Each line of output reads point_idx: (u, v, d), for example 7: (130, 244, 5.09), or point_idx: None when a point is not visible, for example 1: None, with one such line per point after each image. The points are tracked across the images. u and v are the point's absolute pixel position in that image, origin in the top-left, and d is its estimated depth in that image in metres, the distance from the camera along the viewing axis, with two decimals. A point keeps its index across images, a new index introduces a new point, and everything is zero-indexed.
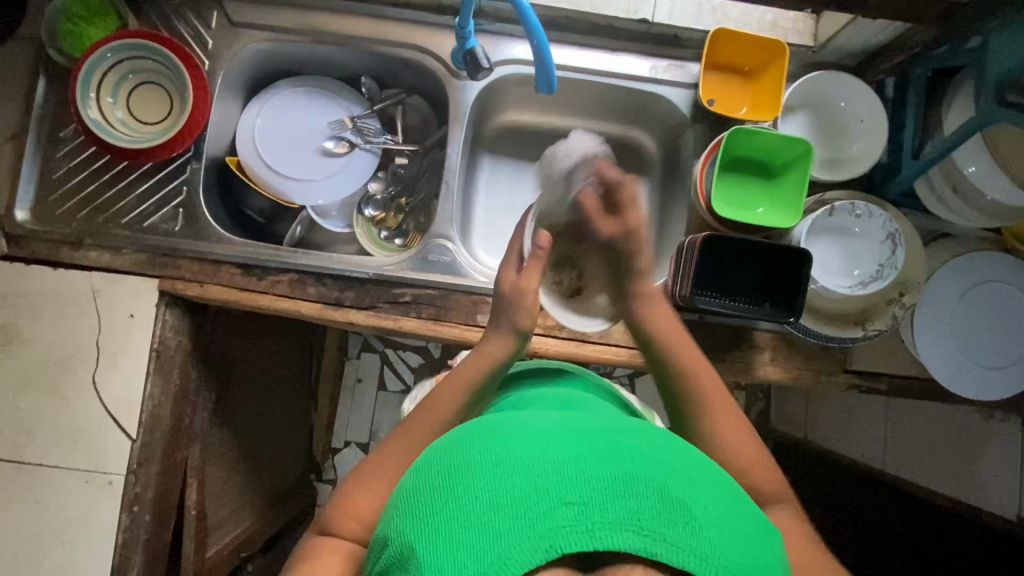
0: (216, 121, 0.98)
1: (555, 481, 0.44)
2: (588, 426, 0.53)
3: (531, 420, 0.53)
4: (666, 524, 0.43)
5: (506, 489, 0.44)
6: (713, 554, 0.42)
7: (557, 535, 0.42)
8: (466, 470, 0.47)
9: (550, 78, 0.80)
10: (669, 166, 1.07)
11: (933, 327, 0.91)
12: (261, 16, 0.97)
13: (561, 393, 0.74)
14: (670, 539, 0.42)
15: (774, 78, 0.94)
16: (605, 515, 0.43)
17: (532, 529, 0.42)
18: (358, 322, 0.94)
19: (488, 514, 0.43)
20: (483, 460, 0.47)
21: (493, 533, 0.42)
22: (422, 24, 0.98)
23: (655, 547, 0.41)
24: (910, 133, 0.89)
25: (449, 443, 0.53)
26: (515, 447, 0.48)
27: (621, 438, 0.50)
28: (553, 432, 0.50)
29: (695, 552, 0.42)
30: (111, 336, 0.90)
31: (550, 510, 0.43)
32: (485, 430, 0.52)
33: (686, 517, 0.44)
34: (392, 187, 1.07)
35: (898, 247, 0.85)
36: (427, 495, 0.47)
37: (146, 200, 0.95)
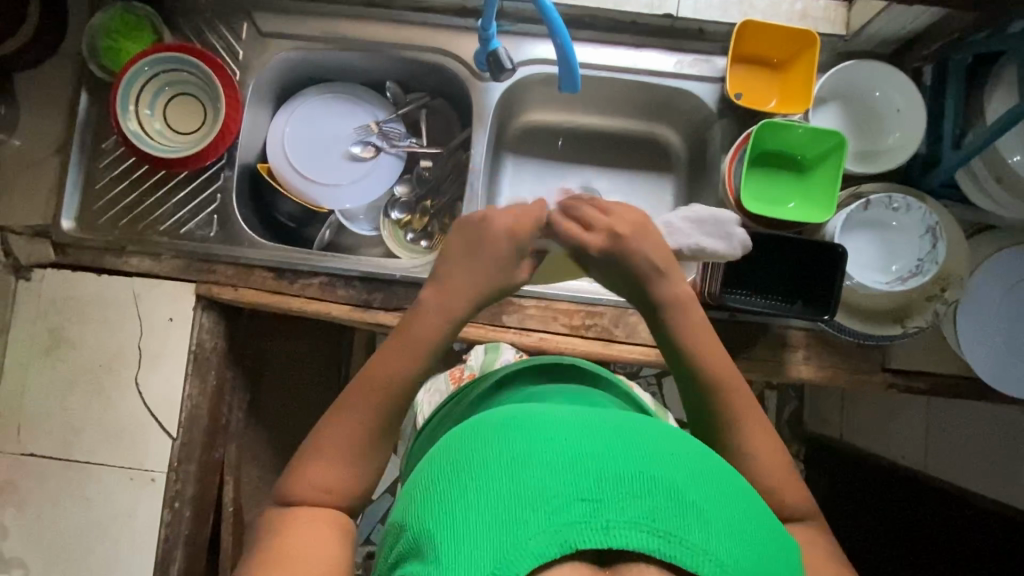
0: (248, 129, 1.01)
1: (569, 476, 0.46)
2: (602, 418, 0.53)
3: (549, 411, 0.54)
4: (680, 526, 0.44)
5: (522, 480, 0.46)
6: (726, 559, 0.43)
7: (572, 531, 0.43)
8: (485, 461, 0.48)
9: (574, 78, 0.79)
10: (695, 162, 1.06)
11: (977, 324, 0.87)
12: (289, 25, 1.00)
13: (571, 388, 0.73)
14: (684, 541, 0.43)
15: (805, 69, 0.91)
16: (620, 513, 0.44)
17: (547, 523, 0.43)
18: (387, 322, 0.94)
19: (502, 505, 0.45)
20: (502, 452, 0.49)
21: (508, 523, 0.44)
22: (444, 27, 0.99)
23: (669, 549, 0.43)
24: (950, 122, 0.86)
25: (467, 430, 0.54)
26: (532, 438, 0.49)
27: (635, 433, 0.51)
28: (567, 422, 0.52)
29: (709, 556, 0.43)
30: (151, 339, 0.94)
31: (565, 505, 0.44)
32: (501, 421, 0.53)
33: (700, 518, 0.45)
34: (417, 190, 1.08)
35: (939, 240, 0.81)
36: (445, 485, 0.48)
37: (182, 208, 0.98)
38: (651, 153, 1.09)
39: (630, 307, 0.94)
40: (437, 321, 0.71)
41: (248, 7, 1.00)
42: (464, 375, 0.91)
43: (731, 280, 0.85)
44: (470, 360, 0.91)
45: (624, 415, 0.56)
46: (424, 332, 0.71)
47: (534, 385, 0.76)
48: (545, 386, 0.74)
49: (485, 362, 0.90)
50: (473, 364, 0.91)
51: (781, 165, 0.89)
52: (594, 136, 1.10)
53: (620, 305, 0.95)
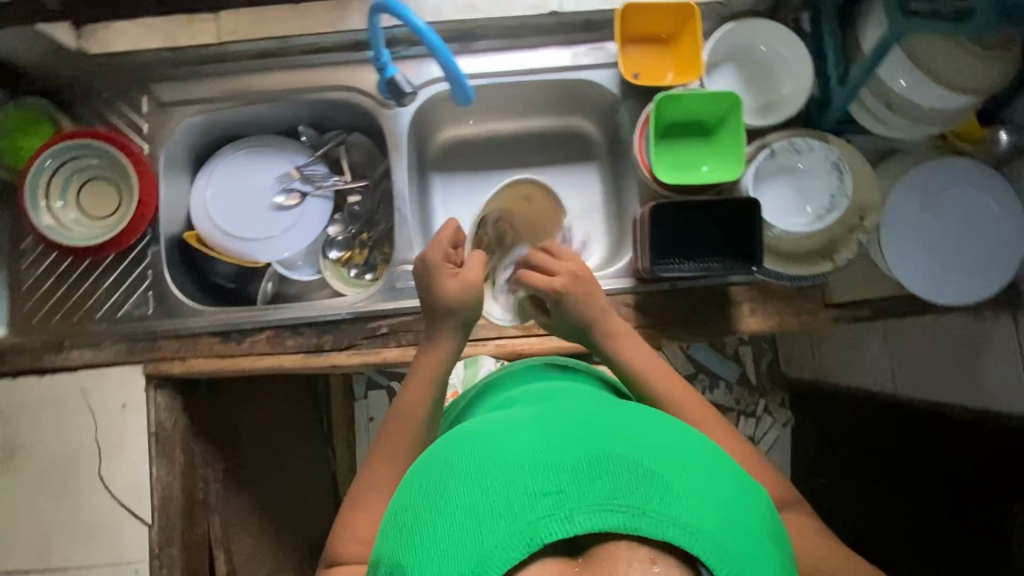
0: (167, 200, 1.00)
1: (529, 473, 0.48)
2: (558, 414, 0.56)
3: (505, 419, 0.56)
4: (642, 499, 0.46)
5: (484, 488, 0.48)
6: (692, 519, 0.45)
7: (537, 527, 0.45)
8: (447, 479, 0.50)
9: (465, 89, 0.79)
10: (613, 144, 1.09)
11: (900, 246, 0.91)
12: (188, 91, 0.99)
13: (538, 386, 0.74)
14: (649, 512, 0.45)
15: (692, 37, 0.94)
16: (582, 499, 0.46)
17: (512, 524, 0.45)
18: (341, 363, 0.92)
19: (468, 517, 0.46)
20: (462, 467, 0.50)
21: (475, 532, 0.45)
22: (341, 64, 0.99)
23: (634, 523, 0.44)
24: (833, 61, 0.91)
25: (432, 452, 0.56)
26: (491, 447, 0.51)
27: (589, 420, 0.54)
28: (524, 425, 0.54)
29: (674, 521, 0.45)
30: (108, 430, 0.92)
31: (528, 503, 0.46)
32: (462, 436, 0.55)
33: (662, 488, 0.47)
34: (352, 226, 1.08)
35: (845, 174, 0.85)
36: (412, 510, 0.50)
37: (114, 292, 0.96)
38: (571, 144, 1.13)
39: None
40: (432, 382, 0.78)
41: (143, 81, 0.99)
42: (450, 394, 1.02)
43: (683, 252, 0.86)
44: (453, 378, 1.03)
45: (581, 404, 0.58)
46: (431, 371, 0.79)
47: (505, 390, 0.77)
48: (513, 390, 0.75)
49: (466, 377, 1.02)
50: (457, 381, 1.02)
51: (688, 132, 0.92)
52: (514, 140, 1.14)
53: None
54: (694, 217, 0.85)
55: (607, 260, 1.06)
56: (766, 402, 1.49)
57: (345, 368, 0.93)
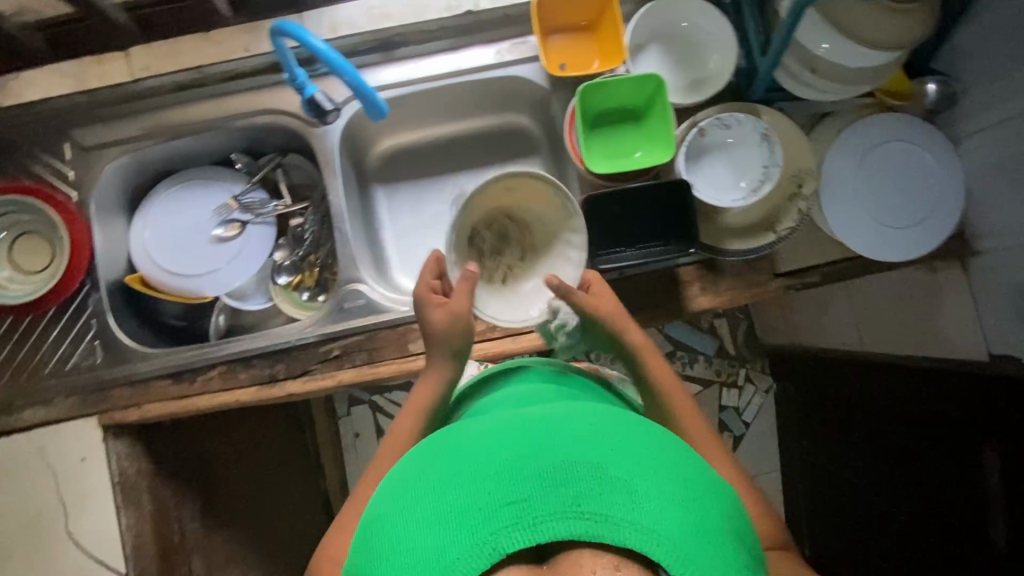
0: (104, 245, 0.98)
1: (498, 484, 0.51)
2: (528, 421, 0.58)
3: (477, 432, 0.59)
4: (602, 506, 0.49)
5: (453, 502, 0.51)
6: (649, 524, 0.48)
7: (501, 537, 0.48)
8: (418, 495, 0.53)
9: (376, 104, 0.79)
10: (552, 137, 1.08)
11: (843, 210, 0.91)
12: (110, 132, 0.97)
13: (514, 391, 0.76)
14: (610, 518, 0.48)
15: (612, 22, 0.93)
16: (545, 508, 0.49)
17: (479, 535, 0.49)
18: (297, 390, 0.92)
19: (438, 530, 0.50)
20: (434, 483, 0.54)
21: (444, 543, 0.49)
22: (262, 86, 0.97)
23: (593, 529, 0.48)
24: (754, 31, 0.89)
25: (408, 466, 0.59)
26: (462, 461, 0.54)
27: (556, 429, 0.56)
28: (493, 437, 0.57)
29: (631, 525, 0.48)
30: (69, 486, 0.91)
31: (494, 514, 0.49)
32: (438, 451, 0.58)
33: (622, 493, 0.50)
34: (298, 249, 1.06)
35: (774, 145, 0.84)
36: (387, 525, 0.53)
37: (60, 345, 0.94)
38: (511, 141, 1.11)
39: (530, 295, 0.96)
40: (422, 405, 0.80)
41: (62, 127, 0.96)
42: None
43: (627, 237, 0.88)
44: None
45: (552, 409, 0.61)
46: (423, 394, 0.81)
47: (491, 395, 0.79)
48: (492, 396, 0.78)
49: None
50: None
51: (619, 118, 0.91)
52: (454, 143, 1.12)
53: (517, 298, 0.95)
54: (630, 203, 0.87)
55: None
56: (746, 371, 1.50)
57: (302, 395, 0.92)
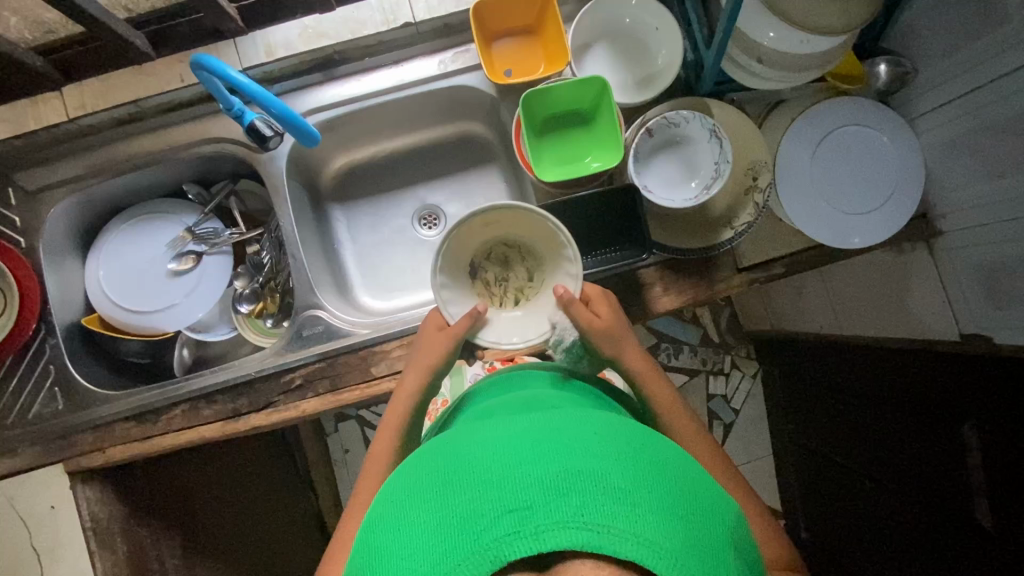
0: (57, 288, 0.96)
1: (502, 489, 0.47)
2: (535, 427, 0.54)
3: (482, 436, 0.55)
4: (609, 516, 0.44)
5: (452, 509, 0.47)
6: (659, 538, 0.43)
7: (501, 545, 0.44)
8: (417, 500, 0.49)
9: (309, 132, 0.81)
10: (507, 144, 1.07)
11: (803, 198, 0.89)
12: (53, 174, 0.95)
13: (517, 396, 0.72)
14: (615, 530, 0.43)
15: (553, 24, 0.91)
16: (549, 515, 0.44)
17: (477, 543, 0.44)
18: (262, 423, 0.91)
19: (436, 537, 0.46)
20: (434, 489, 0.50)
21: (441, 551, 0.45)
22: (202, 116, 0.95)
23: (598, 540, 0.43)
24: (698, 23, 0.87)
25: (407, 472, 0.55)
26: (464, 466, 0.50)
27: (564, 434, 0.52)
28: (498, 441, 0.53)
29: (640, 538, 0.43)
30: (39, 536, 0.90)
31: (495, 520, 0.45)
32: (439, 456, 0.54)
33: (626, 505, 0.45)
34: (257, 277, 1.05)
35: (722, 138, 0.82)
36: (381, 532, 0.49)
37: (20, 394, 0.93)
38: (467, 150, 1.10)
39: None
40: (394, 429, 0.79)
41: (3, 173, 0.94)
42: (439, 405, 1.00)
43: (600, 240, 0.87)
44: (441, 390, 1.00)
45: (561, 416, 0.57)
46: (398, 411, 0.80)
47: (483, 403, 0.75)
48: (494, 399, 0.75)
49: (454, 388, 0.99)
50: (444, 392, 1.00)
51: (567, 124, 0.89)
52: (409, 156, 1.11)
53: None
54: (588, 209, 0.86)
55: None
56: (731, 357, 1.49)
57: (268, 427, 0.91)
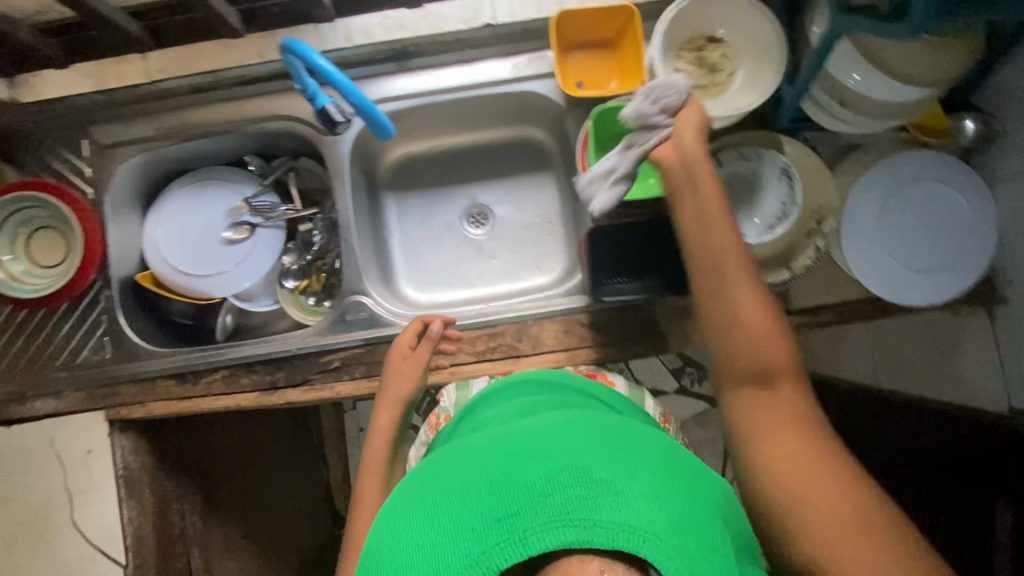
0: (116, 242, 1.00)
1: (489, 499, 0.50)
2: (519, 435, 0.58)
3: (471, 449, 0.59)
4: (590, 510, 0.47)
5: (447, 522, 0.50)
6: (639, 523, 0.46)
7: (494, 553, 0.47)
8: (414, 517, 0.53)
9: (385, 126, 0.81)
10: (567, 155, 1.06)
11: (866, 249, 0.87)
12: (127, 131, 0.98)
13: (517, 399, 0.75)
14: (597, 523, 0.46)
15: (634, 42, 0.90)
16: (535, 519, 0.48)
17: (473, 553, 0.48)
18: (297, 399, 0.93)
19: (436, 552, 0.49)
20: (428, 504, 0.53)
21: (442, 564, 0.48)
22: (275, 91, 0.97)
23: (582, 535, 0.46)
24: (783, 57, 0.85)
25: (404, 488, 0.59)
26: (455, 480, 0.54)
27: (547, 438, 0.55)
28: (485, 452, 0.56)
29: (621, 528, 0.46)
30: (74, 475, 0.94)
31: (487, 530, 0.48)
32: (432, 470, 0.58)
33: (609, 495, 0.48)
34: (306, 254, 1.07)
35: (795, 180, 0.82)
36: (385, 548, 0.52)
37: (71, 339, 0.97)
38: (525, 153, 1.09)
39: (529, 318, 0.93)
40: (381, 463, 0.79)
41: (81, 125, 0.98)
42: (442, 419, 0.87)
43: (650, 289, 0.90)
44: (444, 402, 0.88)
45: (544, 420, 0.60)
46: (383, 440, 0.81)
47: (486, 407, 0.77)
48: (494, 401, 0.78)
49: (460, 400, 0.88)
50: (448, 405, 0.87)
51: None
52: (466, 152, 1.11)
53: (519, 318, 0.94)
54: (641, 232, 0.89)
55: (566, 275, 1.06)
56: None
57: (301, 403, 0.93)
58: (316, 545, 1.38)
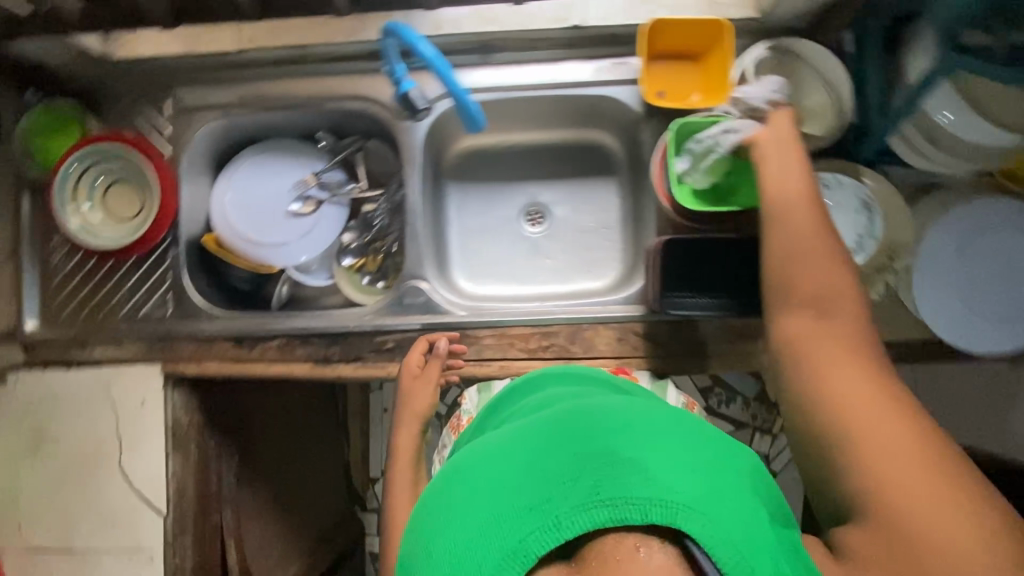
0: (188, 202, 1.02)
1: (523, 489, 0.51)
2: (546, 425, 0.59)
3: (499, 442, 0.60)
4: (623, 489, 0.48)
5: (482, 512, 0.51)
6: (671, 496, 0.47)
7: (531, 538, 0.48)
8: (450, 514, 0.54)
9: (475, 116, 0.81)
10: (634, 163, 1.06)
11: (937, 290, 0.85)
12: (211, 96, 1.01)
13: (545, 391, 0.75)
14: (631, 499, 0.47)
15: (722, 59, 0.89)
16: (569, 502, 0.49)
17: (511, 537, 0.48)
18: (348, 374, 0.94)
19: (474, 541, 0.50)
20: (463, 499, 0.54)
21: (482, 554, 0.49)
22: (358, 72, 0.99)
23: (618, 513, 0.47)
24: (876, 88, 0.84)
25: (437, 488, 0.60)
26: (488, 473, 0.55)
27: (577, 426, 0.56)
28: (515, 444, 0.58)
29: (654, 503, 0.47)
30: (126, 423, 0.97)
31: (523, 517, 0.49)
32: (463, 466, 0.59)
33: (636, 471, 0.50)
34: (366, 234, 1.08)
35: (875, 215, 0.82)
36: (426, 543, 0.53)
37: (136, 292, 1.00)
38: (591, 157, 1.10)
39: (584, 322, 0.94)
40: (407, 465, 0.86)
41: (167, 85, 1.01)
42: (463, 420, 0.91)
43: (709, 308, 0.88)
44: (466, 404, 0.91)
45: (570, 406, 0.62)
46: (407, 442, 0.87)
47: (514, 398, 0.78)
48: (522, 393, 0.78)
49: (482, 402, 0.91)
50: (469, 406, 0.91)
51: None
52: (532, 150, 1.11)
53: (574, 321, 0.94)
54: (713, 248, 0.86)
55: (620, 283, 1.06)
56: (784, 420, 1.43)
57: (351, 379, 0.95)
58: (333, 519, 1.40)
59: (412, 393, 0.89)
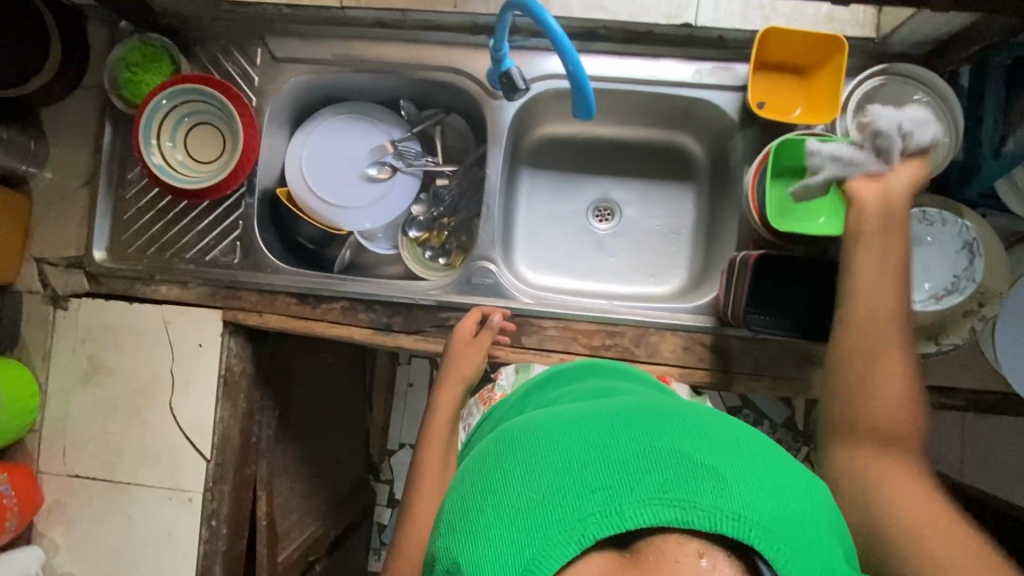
0: (266, 152, 1.02)
1: (579, 468, 0.44)
2: (604, 410, 0.51)
3: (548, 418, 0.52)
4: (693, 491, 0.41)
5: (529, 488, 0.44)
6: (749, 511, 0.40)
7: (587, 523, 0.41)
8: (487, 483, 0.46)
9: (589, 103, 0.80)
10: (716, 173, 1.04)
11: (1021, 343, 0.83)
12: (303, 50, 1.00)
13: (591, 384, 0.68)
14: (701, 504, 0.40)
15: (833, 77, 0.86)
16: (633, 494, 0.41)
17: (562, 521, 0.41)
18: (406, 345, 0.94)
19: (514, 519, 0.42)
20: (504, 470, 0.46)
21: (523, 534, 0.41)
22: (455, 44, 0.98)
23: (688, 515, 0.40)
24: (990, 128, 0.82)
25: (474, 458, 0.52)
26: (536, 445, 0.47)
27: (642, 415, 0.48)
28: (568, 420, 0.50)
29: (728, 513, 0.40)
30: (182, 364, 0.97)
31: (578, 500, 0.42)
32: (504, 438, 0.51)
33: (717, 476, 0.42)
34: (435, 208, 1.08)
35: (977, 256, 0.79)
36: (456, 515, 0.46)
37: (206, 236, 1.01)
38: (671, 160, 1.08)
39: (652, 326, 0.92)
40: (443, 439, 0.83)
41: (261, 33, 1.00)
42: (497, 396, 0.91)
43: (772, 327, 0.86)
44: (503, 380, 0.91)
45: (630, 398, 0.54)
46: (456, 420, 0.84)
47: (555, 389, 0.72)
48: (565, 385, 0.71)
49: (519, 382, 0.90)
50: (505, 385, 0.90)
51: None
52: (611, 145, 1.10)
53: (641, 323, 0.93)
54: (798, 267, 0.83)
55: (685, 291, 1.04)
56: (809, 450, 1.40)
57: (408, 350, 0.95)
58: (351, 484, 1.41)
59: (460, 360, 0.88)
